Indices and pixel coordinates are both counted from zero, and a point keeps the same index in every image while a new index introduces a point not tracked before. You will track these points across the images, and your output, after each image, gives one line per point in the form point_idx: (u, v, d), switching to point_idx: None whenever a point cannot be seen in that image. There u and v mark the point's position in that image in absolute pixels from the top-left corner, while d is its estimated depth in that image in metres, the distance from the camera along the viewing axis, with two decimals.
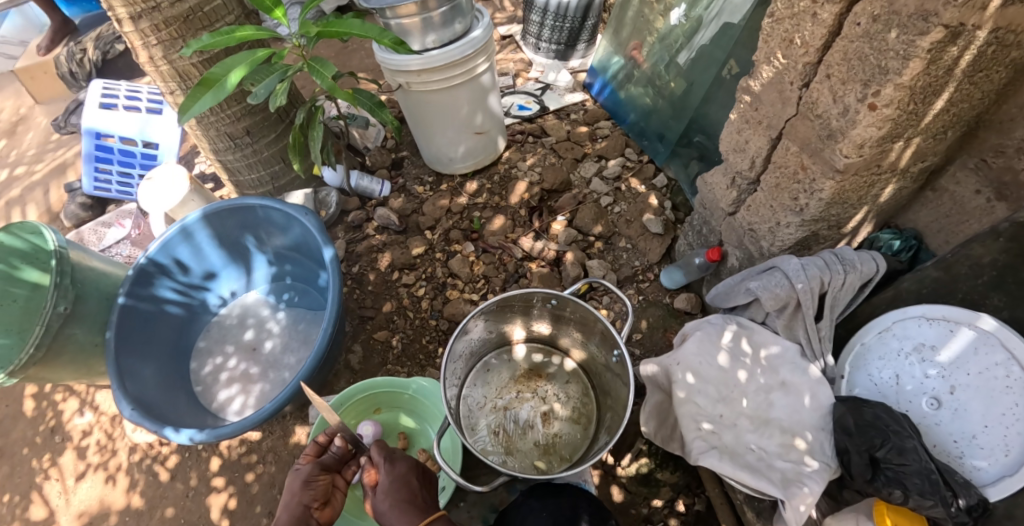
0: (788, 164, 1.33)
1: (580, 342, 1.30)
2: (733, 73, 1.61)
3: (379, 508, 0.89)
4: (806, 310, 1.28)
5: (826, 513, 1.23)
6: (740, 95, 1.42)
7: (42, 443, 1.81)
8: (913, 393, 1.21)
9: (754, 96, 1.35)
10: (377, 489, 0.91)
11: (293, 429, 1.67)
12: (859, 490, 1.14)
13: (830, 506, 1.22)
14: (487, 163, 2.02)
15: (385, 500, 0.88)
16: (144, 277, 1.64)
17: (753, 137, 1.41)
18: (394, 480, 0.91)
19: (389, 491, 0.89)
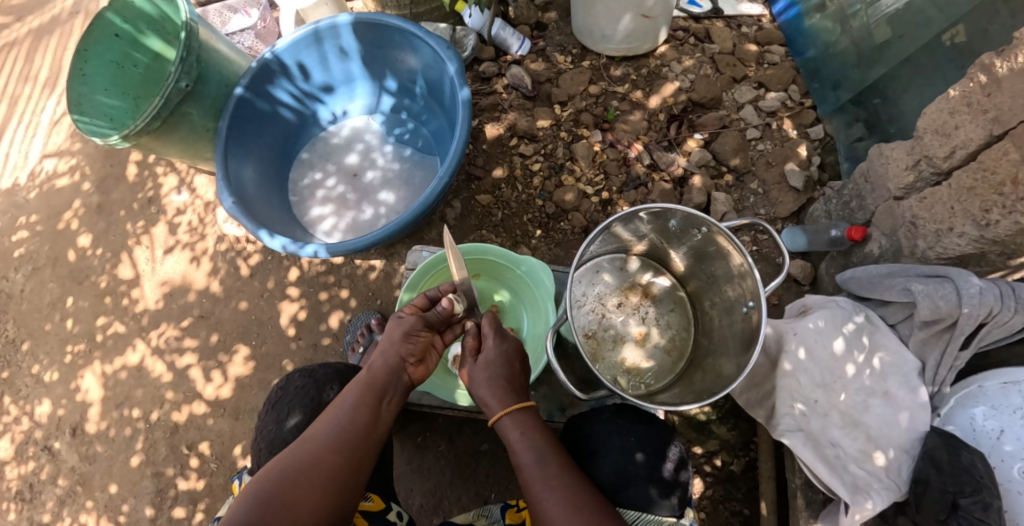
0: (997, 169, 1.04)
1: (702, 277, 1.19)
2: (955, 42, 1.31)
3: (474, 377, 0.88)
4: (959, 334, 1.10)
5: None
6: (973, 71, 1.08)
7: (138, 210, 1.88)
8: (1011, 455, 1.04)
9: (994, 78, 1.03)
10: (480, 356, 0.90)
11: (372, 264, 1.69)
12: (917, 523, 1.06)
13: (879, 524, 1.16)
14: (637, 54, 1.83)
15: (482, 371, 0.88)
16: (265, 73, 1.59)
17: (966, 125, 1.09)
18: (496, 356, 0.89)
19: (489, 364, 0.88)
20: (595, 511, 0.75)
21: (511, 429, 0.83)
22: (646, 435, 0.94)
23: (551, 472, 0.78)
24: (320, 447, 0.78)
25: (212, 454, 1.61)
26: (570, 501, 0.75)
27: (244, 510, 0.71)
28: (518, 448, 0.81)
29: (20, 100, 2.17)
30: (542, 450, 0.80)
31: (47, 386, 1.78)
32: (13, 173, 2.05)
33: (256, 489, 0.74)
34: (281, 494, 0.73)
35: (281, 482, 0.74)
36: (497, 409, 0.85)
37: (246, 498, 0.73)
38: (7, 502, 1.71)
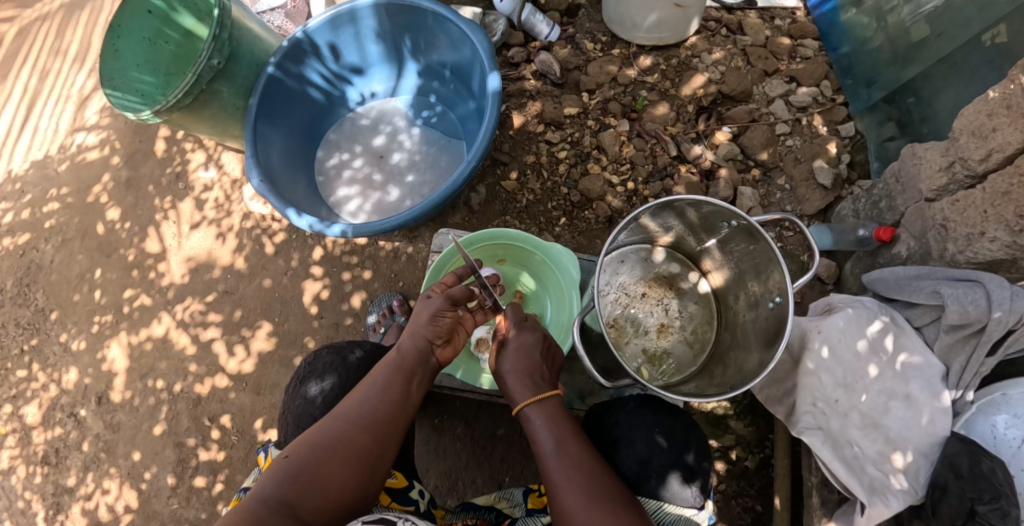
0: None
1: (727, 271, 1.19)
2: (998, 42, 1.27)
3: (501, 369, 0.90)
4: (986, 340, 1.08)
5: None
6: (1015, 72, 1.06)
7: (165, 185, 1.91)
8: None
9: None
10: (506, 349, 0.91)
11: (396, 247, 1.70)
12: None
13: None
14: (668, 44, 1.81)
15: (511, 363, 0.89)
16: (295, 52, 1.59)
17: (1005, 127, 1.07)
18: (520, 348, 0.90)
19: (515, 358, 0.90)
20: (611, 497, 0.77)
21: (534, 418, 0.85)
22: (671, 426, 0.94)
23: (570, 459, 0.80)
24: (349, 424, 0.80)
25: (232, 427, 1.64)
26: (588, 486, 0.77)
27: (277, 482, 0.74)
28: (539, 435, 0.83)
29: (51, 74, 2.19)
30: (564, 438, 0.82)
31: (74, 355, 1.82)
32: (45, 145, 2.09)
33: (287, 462, 0.76)
34: (312, 467, 0.76)
35: (312, 456, 0.77)
36: (520, 400, 0.86)
37: (278, 470, 0.75)
38: (34, 466, 1.76)
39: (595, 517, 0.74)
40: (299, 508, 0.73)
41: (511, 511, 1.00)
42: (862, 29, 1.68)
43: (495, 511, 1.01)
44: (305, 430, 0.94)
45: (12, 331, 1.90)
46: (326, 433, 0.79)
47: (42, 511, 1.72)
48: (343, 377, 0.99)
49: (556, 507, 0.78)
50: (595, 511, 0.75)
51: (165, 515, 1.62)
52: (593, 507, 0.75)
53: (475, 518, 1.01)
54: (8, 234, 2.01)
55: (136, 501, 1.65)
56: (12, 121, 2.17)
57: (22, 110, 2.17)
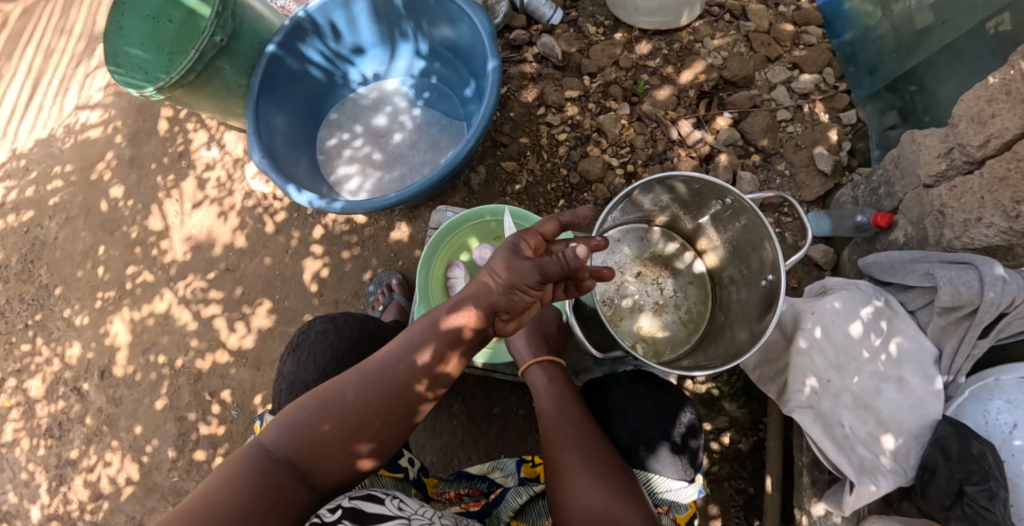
0: None
1: (722, 250, 1.20)
2: (1000, 29, 1.27)
3: (517, 333, 1.03)
4: (978, 322, 1.09)
5: (875, 511, 1.18)
6: (1015, 57, 1.06)
7: (168, 164, 1.92)
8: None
9: None
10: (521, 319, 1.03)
11: (396, 226, 1.71)
12: (921, 509, 1.07)
13: (881, 507, 1.17)
14: (671, 28, 1.81)
15: (526, 329, 1.02)
16: (298, 31, 1.60)
17: (1004, 113, 1.07)
18: (536, 320, 1.03)
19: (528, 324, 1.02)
20: (603, 456, 0.81)
21: (540, 382, 0.94)
22: (663, 400, 0.95)
23: (568, 418, 0.86)
24: (369, 388, 0.73)
25: (232, 402, 1.66)
26: (581, 446, 0.82)
27: (285, 436, 0.71)
28: (542, 397, 0.92)
29: (55, 52, 2.20)
30: (564, 401, 0.89)
31: (77, 330, 1.85)
32: (49, 124, 2.10)
33: (299, 413, 0.72)
34: (324, 430, 0.72)
35: (324, 417, 0.72)
36: (529, 364, 0.97)
37: (288, 420, 0.72)
38: (37, 438, 1.79)
39: (585, 475, 0.78)
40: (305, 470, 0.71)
41: (503, 480, 1.01)
42: (866, 17, 1.68)
43: (488, 481, 1.02)
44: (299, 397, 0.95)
45: (16, 307, 1.92)
46: (344, 393, 0.73)
47: (45, 482, 1.75)
48: (337, 345, 1.01)
49: (550, 466, 0.83)
50: (585, 470, 0.79)
51: (166, 487, 1.65)
52: (584, 467, 0.79)
53: (468, 488, 1.02)
54: (13, 211, 2.03)
55: (137, 473, 1.68)
56: (18, 99, 2.18)
57: (27, 89, 2.18)
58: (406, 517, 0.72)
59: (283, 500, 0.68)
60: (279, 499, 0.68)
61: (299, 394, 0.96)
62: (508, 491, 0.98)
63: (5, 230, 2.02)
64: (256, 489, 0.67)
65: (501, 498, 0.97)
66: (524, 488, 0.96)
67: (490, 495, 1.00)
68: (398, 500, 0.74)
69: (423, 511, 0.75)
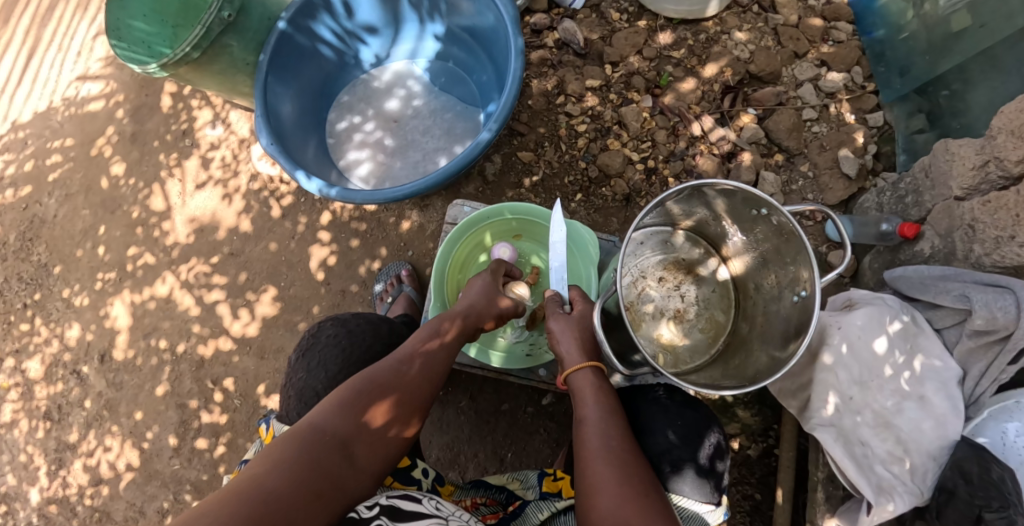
0: None
1: (750, 259, 1.15)
2: None
3: (557, 331, 0.93)
4: (1011, 349, 1.05)
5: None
6: None
7: (171, 142, 1.86)
8: None
9: None
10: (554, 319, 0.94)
11: (406, 215, 1.66)
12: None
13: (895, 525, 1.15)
14: (698, 18, 1.75)
15: (572, 328, 0.92)
16: (308, 8, 1.51)
17: None
18: (580, 317, 0.94)
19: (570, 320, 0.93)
20: (642, 476, 0.76)
21: (582, 386, 0.87)
22: (691, 420, 0.92)
23: (612, 432, 0.81)
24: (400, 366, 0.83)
25: (235, 390, 1.63)
26: (623, 462, 0.77)
27: (336, 411, 0.74)
28: (585, 402, 0.85)
29: (52, 20, 2.11)
30: (608, 412, 0.84)
31: (77, 311, 1.80)
32: (48, 96, 2.03)
33: (343, 395, 0.77)
34: (365, 404, 0.77)
35: (370, 393, 0.78)
36: (572, 366, 0.89)
37: (332, 403, 0.75)
38: (36, 421, 1.76)
39: (623, 494, 0.73)
40: (351, 447, 0.73)
41: (523, 492, 0.98)
42: (898, 15, 1.61)
43: (507, 492, 1.00)
44: (309, 404, 0.92)
45: (15, 285, 1.88)
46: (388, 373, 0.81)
47: (44, 465, 1.72)
48: (349, 349, 0.97)
49: (584, 480, 0.77)
50: (626, 489, 0.73)
51: (167, 474, 1.63)
52: (623, 486, 0.74)
53: (485, 497, 0.99)
54: (10, 186, 1.97)
55: (137, 460, 1.65)
56: (15, 69, 2.10)
57: (25, 58, 2.10)
58: (443, 516, 0.76)
59: (335, 477, 0.69)
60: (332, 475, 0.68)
61: (309, 403, 0.93)
62: (528, 505, 0.95)
63: (3, 206, 1.96)
64: (310, 463, 0.67)
65: (521, 511, 0.95)
66: (546, 503, 0.92)
67: (509, 506, 0.98)
68: (435, 501, 0.79)
69: (460, 514, 0.79)
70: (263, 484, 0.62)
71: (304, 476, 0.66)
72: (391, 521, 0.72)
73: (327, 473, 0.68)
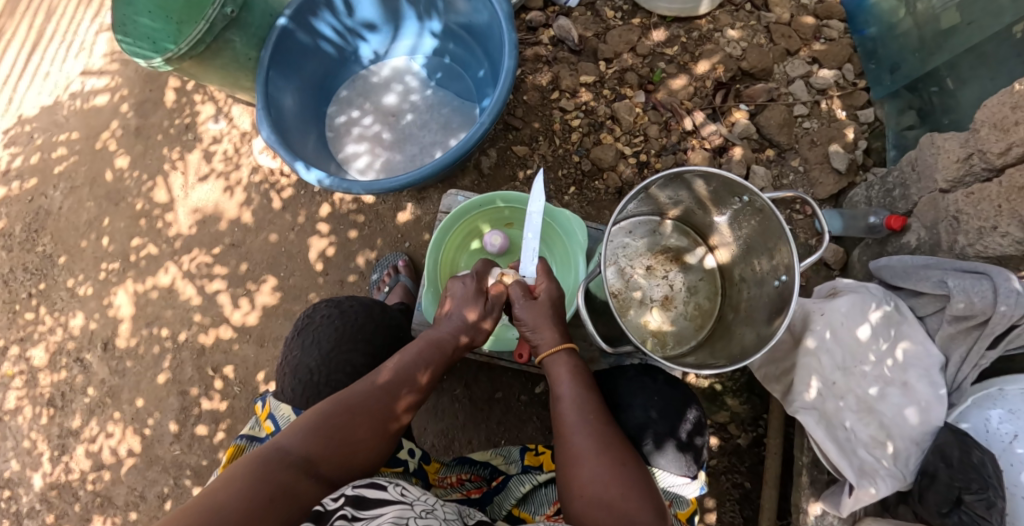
0: None
1: (735, 247, 1.18)
2: None
3: (524, 318, 0.93)
4: (989, 333, 1.09)
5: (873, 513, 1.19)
6: None
7: (174, 135, 1.90)
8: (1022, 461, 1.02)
9: None
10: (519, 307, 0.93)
11: (404, 207, 1.69)
12: (919, 514, 1.08)
13: (878, 509, 1.18)
14: (691, 16, 1.78)
15: (540, 313, 0.92)
16: (309, 6, 1.55)
17: None
18: (548, 300, 0.94)
19: (542, 308, 0.93)
20: (621, 448, 0.80)
21: (559, 366, 0.89)
22: (669, 396, 0.94)
23: (588, 407, 0.84)
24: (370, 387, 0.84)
25: (235, 378, 1.67)
26: (600, 435, 0.81)
27: (300, 435, 0.76)
28: (560, 381, 0.88)
29: (58, 16, 2.15)
30: (584, 389, 0.87)
31: (81, 300, 1.84)
32: (54, 90, 2.07)
33: (310, 418, 0.79)
34: (334, 425, 0.78)
35: (336, 414, 0.79)
36: (546, 347, 0.91)
37: (301, 424, 0.78)
38: (40, 407, 1.80)
39: (604, 463, 0.77)
40: (316, 465, 0.75)
41: (506, 467, 1.00)
42: (890, 13, 1.64)
43: (491, 468, 1.02)
44: (303, 382, 0.95)
45: (20, 276, 1.92)
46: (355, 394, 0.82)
47: (47, 451, 1.76)
48: (341, 330, 1.00)
49: (564, 453, 0.81)
50: (605, 460, 0.78)
51: (167, 460, 1.66)
52: (602, 457, 0.78)
53: (469, 473, 1.02)
54: (16, 178, 2.01)
55: (138, 446, 1.69)
56: (21, 64, 2.15)
57: (30, 53, 2.14)
58: (408, 502, 0.69)
59: (296, 493, 0.71)
60: (294, 491, 0.70)
61: (303, 379, 0.96)
62: (511, 479, 0.98)
63: (9, 198, 2.00)
64: (270, 481, 0.70)
65: (504, 486, 0.98)
66: (527, 476, 0.96)
67: (492, 481, 1.01)
68: (401, 487, 0.72)
69: (427, 497, 0.72)
70: (223, 500, 0.65)
71: (264, 491, 0.68)
72: (355, 510, 0.66)
73: (289, 490, 0.70)
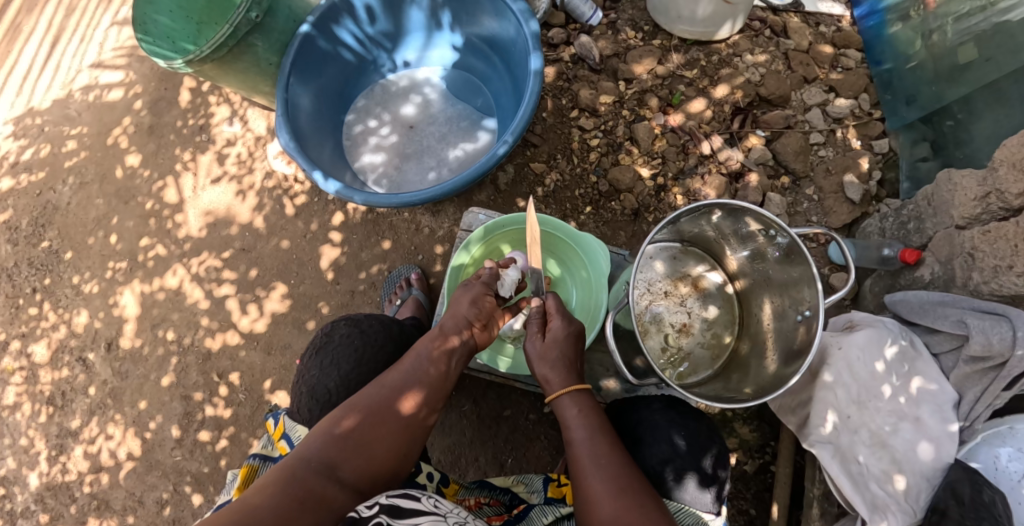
0: None
1: (756, 277, 1.18)
2: None
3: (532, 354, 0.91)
4: (1006, 375, 1.08)
5: None
6: None
7: (188, 136, 1.88)
8: None
9: None
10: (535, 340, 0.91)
11: (418, 220, 1.68)
12: None
13: None
14: (711, 39, 1.78)
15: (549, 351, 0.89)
16: (332, 13, 1.53)
17: None
18: (553, 339, 0.90)
19: (551, 348, 0.89)
20: (636, 487, 0.77)
21: (568, 407, 0.86)
22: (693, 430, 0.94)
23: (600, 448, 0.81)
24: (396, 392, 0.81)
25: (240, 385, 1.65)
26: (616, 476, 0.78)
27: (325, 443, 0.74)
28: (571, 424, 0.85)
29: (76, 11, 2.13)
30: (595, 431, 0.83)
31: (85, 298, 1.82)
32: (68, 84, 2.05)
33: (335, 424, 0.77)
34: (357, 430, 0.76)
35: (361, 421, 0.77)
36: (555, 388, 0.87)
37: (324, 431, 0.76)
38: (39, 405, 1.77)
39: (621, 505, 0.75)
40: (341, 471, 0.73)
41: (527, 496, 1.00)
42: (907, 45, 1.66)
43: (511, 494, 1.02)
44: (324, 402, 0.94)
45: (24, 271, 1.89)
46: (379, 401, 0.79)
47: (45, 450, 1.73)
48: (364, 351, 0.99)
49: (582, 495, 0.78)
50: (622, 501, 0.75)
51: (168, 465, 1.64)
52: (620, 499, 0.75)
53: (489, 497, 1.02)
54: (25, 170, 1.99)
55: (138, 449, 1.67)
56: (36, 57, 2.13)
57: (46, 46, 2.13)
58: (441, 514, 0.70)
59: (323, 498, 0.69)
60: (321, 496, 0.69)
61: (321, 400, 0.95)
62: (532, 508, 0.96)
63: (16, 191, 1.98)
64: (296, 487, 0.68)
65: (525, 514, 0.96)
66: (551, 508, 0.94)
67: (513, 508, 1.00)
68: (433, 499, 0.73)
69: (459, 511, 0.74)
70: (253, 504, 0.65)
71: (291, 496, 0.67)
72: (391, 519, 0.65)
73: (316, 495, 0.69)
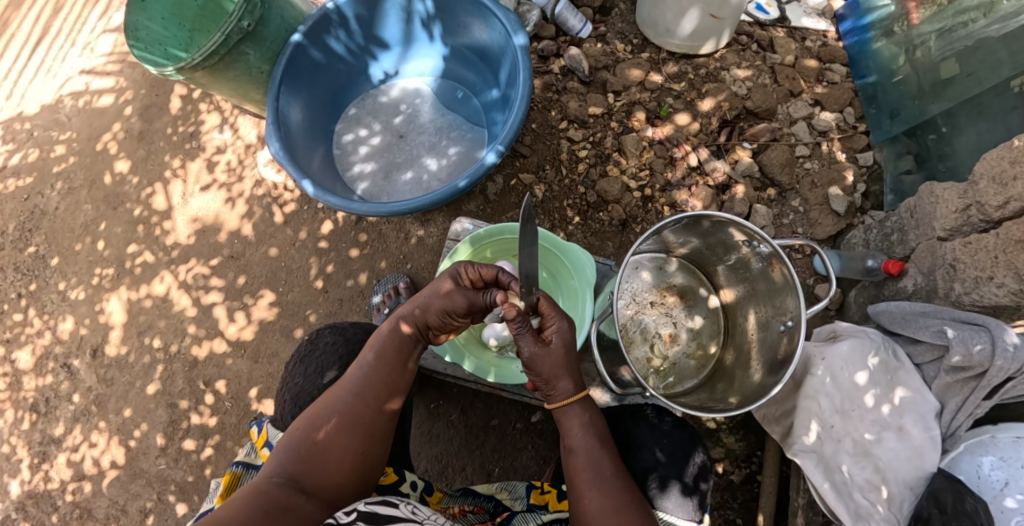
0: None
1: (739, 287, 1.20)
2: None
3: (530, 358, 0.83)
4: (986, 383, 1.09)
5: None
6: None
7: (177, 143, 1.88)
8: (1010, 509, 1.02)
9: None
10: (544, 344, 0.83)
11: (409, 228, 1.69)
12: None
13: None
14: (696, 53, 1.81)
15: (545, 357, 0.82)
16: (323, 24, 1.54)
17: None
18: (557, 347, 0.83)
19: (553, 356, 0.82)
20: (631, 504, 0.78)
21: (573, 417, 0.84)
22: (677, 440, 0.95)
23: (603, 460, 0.81)
24: (353, 395, 0.80)
25: (227, 393, 1.64)
26: (616, 490, 0.79)
27: (288, 458, 0.75)
28: (572, 432, 0.84)
29: (67, 16, 2.14)
30: (596, 444, 0.82)
31: (72, 304, 1.81)
32: (58, 89, 2.05)
33: (296, 437, 0.77)
34: (318, 440, 0.77)
35: (319, 431, 0.77)
36: (565, 394, 0.83)
37: (286, 447, 0.77)
38: (22, 411, 1.75)
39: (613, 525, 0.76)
40: (306, 482, 0.74)
41: (511, 502, 1.00)
42: (892, 61, 1.68)
43: (495, 501, 1.02)
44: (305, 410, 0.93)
45: (10, 275, 1.88)
46: (337, 406, 0.79)
47: (27, 458, 1.71)
48: (347, 357, 0.99)
49: (578, 508, 0.80)
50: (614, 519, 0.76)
51: (152, 474, 1.63)
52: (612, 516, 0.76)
53: (472, 505, 1.01)
54: (12, 175, 1.98)
55: (122, 457, 1.65)
56: (25, 62, 2.13)
57: (36, 51, 2.13)
58: (418, 521, 0.70)
59: (291, 507, 0.70)
60: (287, 506, 0.69)
61: (304, 407, 0.94)
62: (515, 515, 0.97)
63: (3, 195, 1.97)
64: (264, 500, 0.69)
65: (508, 521, 0.97)
66: (534, 514, 0.95)
67: (496, 515, 1.00)
68: (412, 505, 0.73)
69: (438, 517, 0.73)
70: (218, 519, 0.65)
71: (258, 508, 0.67)
72: None
73: (284, 506, 0.69)
